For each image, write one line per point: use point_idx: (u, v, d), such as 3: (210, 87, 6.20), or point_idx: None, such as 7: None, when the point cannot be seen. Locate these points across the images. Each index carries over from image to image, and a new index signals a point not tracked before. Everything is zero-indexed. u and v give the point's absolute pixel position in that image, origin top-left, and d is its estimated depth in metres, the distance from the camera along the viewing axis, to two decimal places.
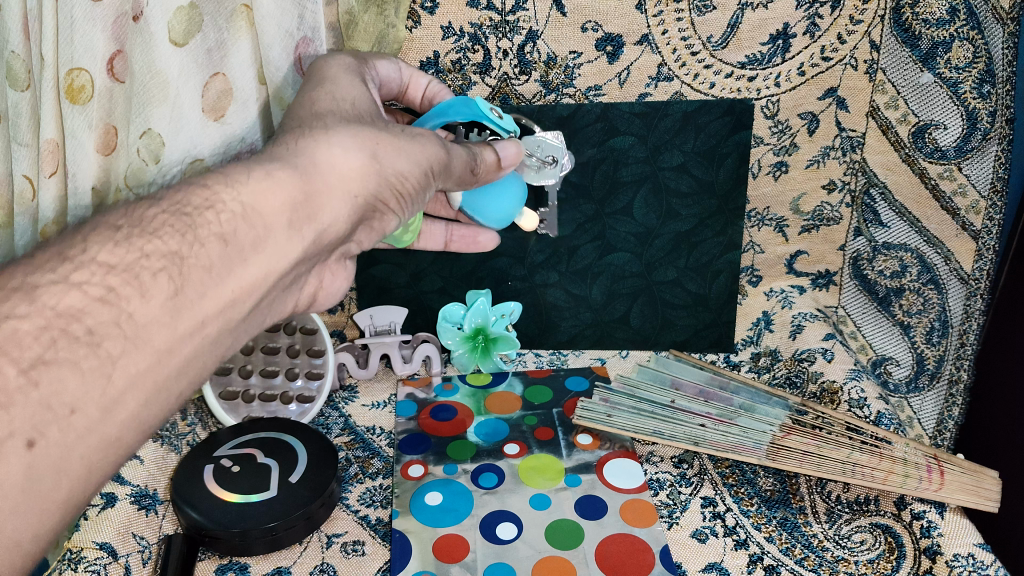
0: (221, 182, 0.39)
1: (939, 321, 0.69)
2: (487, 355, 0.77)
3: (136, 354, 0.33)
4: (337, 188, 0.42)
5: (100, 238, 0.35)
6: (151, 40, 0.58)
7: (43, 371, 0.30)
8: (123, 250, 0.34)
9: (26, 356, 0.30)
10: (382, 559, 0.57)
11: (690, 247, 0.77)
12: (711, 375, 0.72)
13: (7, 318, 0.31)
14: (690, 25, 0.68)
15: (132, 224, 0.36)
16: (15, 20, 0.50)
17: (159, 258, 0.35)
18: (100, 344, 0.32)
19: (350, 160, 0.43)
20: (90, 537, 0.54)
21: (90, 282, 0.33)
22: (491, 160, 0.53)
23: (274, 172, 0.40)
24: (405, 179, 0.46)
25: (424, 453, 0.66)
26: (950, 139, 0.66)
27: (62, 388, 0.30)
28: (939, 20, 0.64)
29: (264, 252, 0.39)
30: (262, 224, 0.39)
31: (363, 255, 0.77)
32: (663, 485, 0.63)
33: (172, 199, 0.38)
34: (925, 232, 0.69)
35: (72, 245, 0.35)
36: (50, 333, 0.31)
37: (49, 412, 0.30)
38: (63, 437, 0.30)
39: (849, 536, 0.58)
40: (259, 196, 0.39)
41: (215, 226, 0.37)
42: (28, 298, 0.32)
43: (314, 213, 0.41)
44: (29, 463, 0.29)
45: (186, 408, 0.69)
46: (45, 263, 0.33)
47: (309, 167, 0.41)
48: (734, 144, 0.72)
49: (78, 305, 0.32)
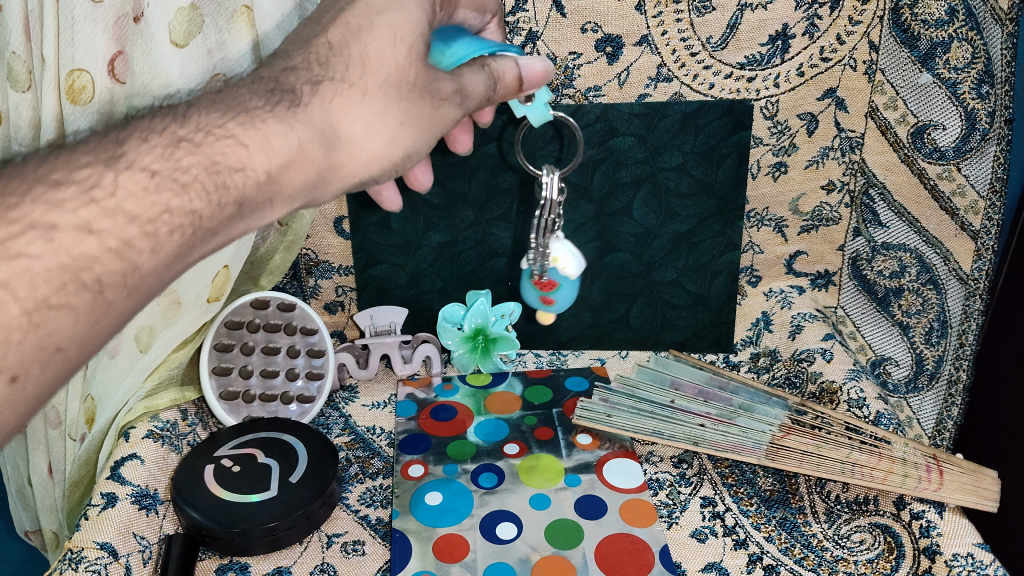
0: (256, 141, 0.37)
1: (939, 321, 0.69)
2: (487, 355, 0.77)
3: (127, 300, 0.33)
4: (352, 167, 0.42)
5: (131, 181, 0.33)
6: (152, 43, 0.58)
7: (46, 314, 0.30)
8: (149, 202, 0.33)
9: (33, 296, 0.29)
10: (382, 559, 0.57)
11: (690, 246, 0.77)
12: (710, 375, 0.72)
13: (19, 256, 0.29)
14: (689, 26, 0.68)
15: (169, 169, 0.35)
16: (15, 19, 0.51)
17: (181, 215, 0.34)
18: (103, 291, 0.32)
19: (369, 141, 0.42)
20: (92, 537, 0.54)
21: (110, 231, 0.32)
22: (512, 77, 0.48)
23: (306, 145, 0.39)
24: (410, 159, 0.44)
25: (424, 453, 0.66)
26: (948, 139, 0.66)
27: (58, 329, 0.30)
28: (939, 21, 0.64)
29: (258, 216, 0.39)
30: (274, 191, 0.39)
31: (363, 254, 0.77)
32: (663, 484, 0.63)
33: (210, 149, 0.36)
34: (925, 232, 0.69)
35: (99, 181, 0.33)
36: (61, 276, 0.30)
37: (40, 352, 0.30)
38: (43, 374, 0.30)
39: (848, 535, 0.58)
40: (286, 167, 0.39)
41: (238, 190, 0.37)
42: (45, 237, 0.30)
43: (317, 188, 0.41)
44: (8, 396, 0.29)
45: (185, 408, 0.68)
46: (67, 200, 0.31)
47: (331, 140, 0.40)
48: (734, 144, 0.73)
49: (92, 252, 0.31)
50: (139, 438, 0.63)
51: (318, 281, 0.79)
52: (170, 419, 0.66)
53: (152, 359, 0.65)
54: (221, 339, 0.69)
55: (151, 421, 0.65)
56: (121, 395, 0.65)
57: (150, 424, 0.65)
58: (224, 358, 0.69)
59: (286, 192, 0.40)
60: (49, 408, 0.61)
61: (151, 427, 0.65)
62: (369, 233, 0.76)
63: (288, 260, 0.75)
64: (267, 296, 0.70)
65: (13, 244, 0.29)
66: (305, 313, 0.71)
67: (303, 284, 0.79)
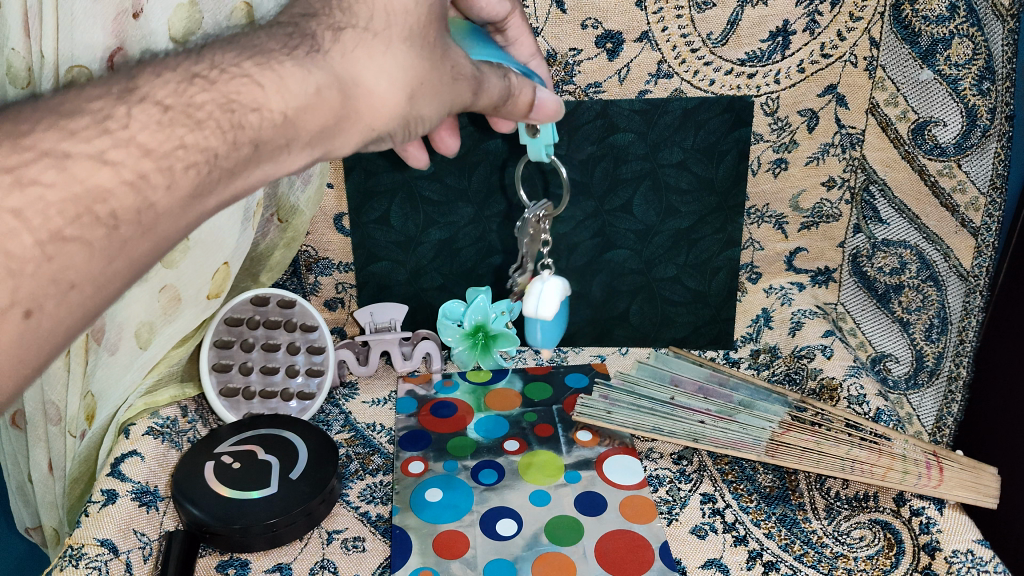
0: (273, 82, 0.35)
1: (939, 318, 0.68)
2: (487, 352, 0.77)
3: (141, 240, 0.31)
4: (370, 118, 0.40)
5: (144, 115, 0.31)
6: (150, 38, 0.56)
7: (60, 247, 0.28)
8: (164, 135, 0.31)
9: (46, 227, 0.28)
10: (382, 555, 0.57)
11: (690, 243, 0.77)
12: (709, 372, 0.72)
13: (33, 183, 0.27)
14: (689, 22, 0.68)
15: (182, 105, 0.33)
16: (14, 15, 0.50)
17: (196, 152, 0.32)
18: (118, 227, 0.30)
19: (391, 96, 0.40)
20: (92, 533, 0.54)
21: (124, 162, 0.30)
22: (528, 100, 0.51)
23: (325, 91, 0.37)
24: (422, 122, 0.43)
25: (424, 449, 0.66)
26: (949, 135, 0.65)
27: (71, 264, 0.28)
28: (940, 17, 0.63)
29: (275, 162, 0.38)
30: (291, 135, 0.37)
31: (363, 251, 0.77)
32: (663, 481, 0.63)
33: (225, 87, 0.34)
34: (925, 228, 0.69)
35: (112, 113, 0.31)
36: (76, 207, 0.28)
37: (54, 285, 0.28)
38: (58, 310, 0.28)
39: (848, 531, 0.58)
40: (303, 111, 0.37)
41: (254, 131, 0.35)
42: (59, 165, 0.28)
43: (333, 136, 0.40)
44: (21, 335, 0.27)
45: (186, 404, 0.69)
46: (81, 130, 0.29)
47: (351, 88, 0.39)
48: (734, 141, 0.73)
49: (106, 184, 0.29)
50: (139, 435, 0.63)
51: (318, 278, 0.79)
52: (170, 416, 0.66)
53: (152, 355, 0.65)
54: (221, 336, 0.69)
55: (151, 418, 0.66)
56: (121, 392, 0.65)
57: (150, 420, 0.65)
58: (224, 354, 0.69)
59: (303, 139, 0.38)
60: (49, 404, 0.60)
61: (151, 423, 0.65)
62: (369, 230, 0.76)
63: (288, 256, 0.75)
64: (267, 292, 0.70)
65: (26, 171, 0.27)
66: (305, 310, 0.71)
67: (302, 280, 0.79)
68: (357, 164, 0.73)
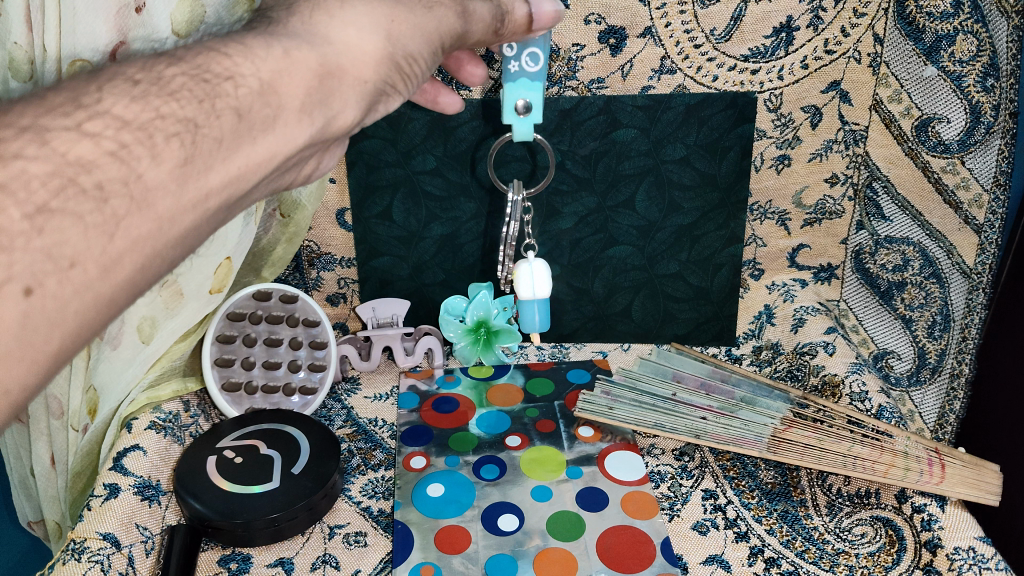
0: (239, 52, 0.37)
1: (941, 315, 0.67)
2: (488, 347, 0.77)
3: (139, 218, 0.30)
4: (356, 72, 0.40)
5: (116, 91, 0.33)
6: (153, 33, 0.56)
7: (48, 218, 0.27)
8: (139, 107, 0.32)
9: (32, 201, 0.27)
10: (382, 550, 0.57)
11: (693, 239, 0.77)
12: (711, 369, 0.71)
13: (16, 158, 0.28)
14: (693, 18, 0.68)
15: (151, 79, 0.34)
16: (16, 10, 0.49)
17: (174, 122, 0.32)
18: (108, 201, 0.29)
19: (367, 41, 0.40)
20: (93, 527, 0.54)
21: (104, 134, 0.30)
22: (521, 15, 0.48)
23: (293, 52, 0.38)
24: (415, 61, 0.43)
25: (426, 445, 0.66)
26: (953, 132, 0.64)
27: (64, 239, 0.28)
28: (944, 14, 0.62)
29: (274, 133, 0.37)
30: (276, 103, 0.37)
31: (364, 246, 0.77)
32: (664, 477, 0.63)
33: (195, 62, 0.36)
34: (928, 225, 0.68)
35: (86, 92, 0.32)
36: (59, 179, 0.28)
37: (51, 262, 0.27)
38: (61, 290, 0.28)
39: (849, 529, 0.58)
40: (278, 75, 0.37)
41: (233, 98, 0.35)
42: (40, 140, 0.29)
43: (327, 99, 0.39)
44: (25, 311, 0.26)
45: (189, 399, 0.69)
46: (58, 107, 0.31)
47: (328, 49, 0.39)
48: (737, 136, 0.72)
49: (89, 156, 0.29)
50: (141, 429, 0.63)
51: (320, 274, 0.80)
52: (172, 410, 0.66)
53: (154, 351, 0.65)
54: (223, 331, 0.69)
55: (153, 413, 0.65)
56: (122, 386, 0.65)
57: (152, 415, 0.65)
58: (226, 349, 0.69)
59: (293, 106, 0.37)
60: (51, 400, 0.60)
61: (152, 418, 0.64)
62: (371, 225, 0.76)
63: (291, 251, 0.75)
64: (267, 287, 0.70)
65: (8, 147, 0.28)
66: (307, 305, 0.71)
67: (305, 276, 0.80)
68: (358, 158, 0.73)
